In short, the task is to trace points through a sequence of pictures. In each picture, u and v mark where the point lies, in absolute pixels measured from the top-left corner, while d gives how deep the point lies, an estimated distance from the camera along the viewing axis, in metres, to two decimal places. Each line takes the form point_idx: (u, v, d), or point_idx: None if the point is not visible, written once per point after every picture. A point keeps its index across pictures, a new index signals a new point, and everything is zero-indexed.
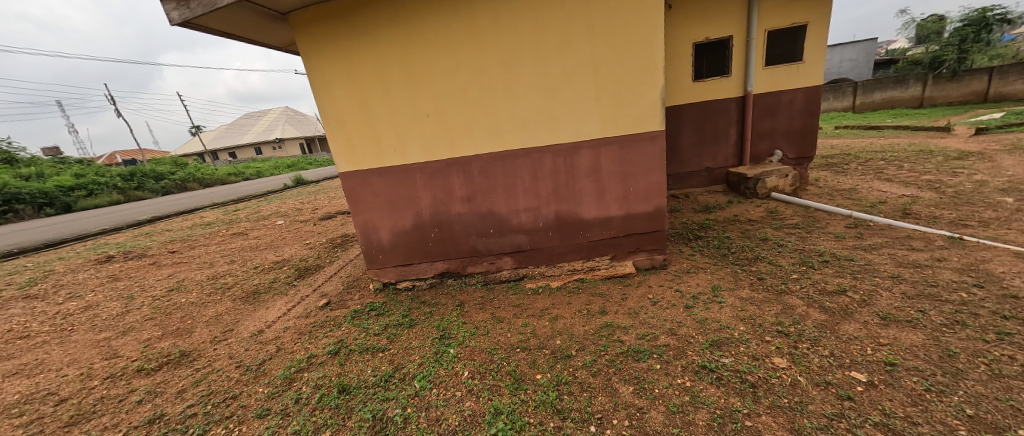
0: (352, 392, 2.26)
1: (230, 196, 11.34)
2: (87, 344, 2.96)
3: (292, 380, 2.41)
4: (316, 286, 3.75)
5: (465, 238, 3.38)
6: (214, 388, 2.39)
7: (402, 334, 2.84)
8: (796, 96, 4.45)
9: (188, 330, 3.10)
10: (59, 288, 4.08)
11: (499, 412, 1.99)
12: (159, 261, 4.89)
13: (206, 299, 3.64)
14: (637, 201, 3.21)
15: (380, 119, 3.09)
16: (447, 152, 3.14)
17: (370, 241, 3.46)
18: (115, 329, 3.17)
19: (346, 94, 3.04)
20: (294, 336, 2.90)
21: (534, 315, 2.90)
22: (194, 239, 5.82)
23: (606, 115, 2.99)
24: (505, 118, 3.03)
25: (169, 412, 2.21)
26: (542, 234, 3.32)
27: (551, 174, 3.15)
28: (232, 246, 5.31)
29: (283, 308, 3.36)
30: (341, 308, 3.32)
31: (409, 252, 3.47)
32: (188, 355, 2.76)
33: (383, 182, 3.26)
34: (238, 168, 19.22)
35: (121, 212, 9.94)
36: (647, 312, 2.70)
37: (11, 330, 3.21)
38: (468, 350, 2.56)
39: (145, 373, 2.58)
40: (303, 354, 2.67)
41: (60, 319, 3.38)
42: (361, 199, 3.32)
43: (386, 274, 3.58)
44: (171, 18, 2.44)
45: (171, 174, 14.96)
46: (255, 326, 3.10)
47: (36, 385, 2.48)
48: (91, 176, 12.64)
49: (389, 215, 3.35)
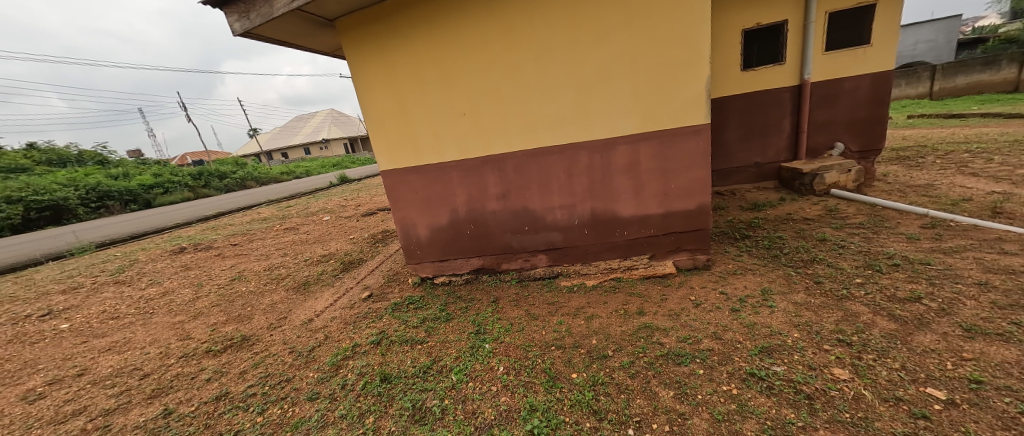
0: (393, 381, 2.37)
1: (283, 193, 12.24)
2: (166, 325, 3.32)
3: (339, 366, 2.57)
4: (360, 278, 3.95)
5: (499, 235, 3.41)
6: (271, 370, 2.59)
7: (439, 328, 2.93)
8: (861, 83, 4.05)
9: (248, 317, 3.37)
10: (142, 275, 4.60)
11: (535, 409, 2.00)
12: (223, 253, 5.36)
13: (263, 288, 3.94)
14: (678, 198, 3.08)
15: (418, 120, 3.18)
16: (481, 150, 3.18)
17: (408, 237, 3.59)
18: (188, 313, 3.52)
19: (386, 95, 3.16)
20: (339, 326, 3.08)
21: (569, 313, 2.88)
22: (252, 233, 6.33)
23: (645, 108, 2.89)
24: (539, 115, 3.02)
25: (233, 391, 2.42)
26: (577, 231, 3.27)
27: (587, 170, 3.09)
28: (285, 240, 5.71)
29: (330, 298, 3.57)
30: (382, 300, 3.47)
31: (445, 249, 3.56)
32: (248, 339, 3.00)
33: (420, 179, 3.35)
34: (290, 168, 20.67)
35: (193, 207, 11.05)
36: (689, 314, 2.59)
37: (105, 311, 3.67)
38: (503, 346, 2.58)
39: (213, 354, 2.85)
40: (348, 343, 2.83)
41: (143, 302, 3.81)
42: (400, 197, 3.45)
43: (423, 269, 3.69)
44: (234, 29, 2.67)
45: (233, 174, 16.35)
46: (305, 314, 3.32)
47: (125, 360, 2.81)
48: (167, 174, 14.07)
49: (426, 212, 3.45)
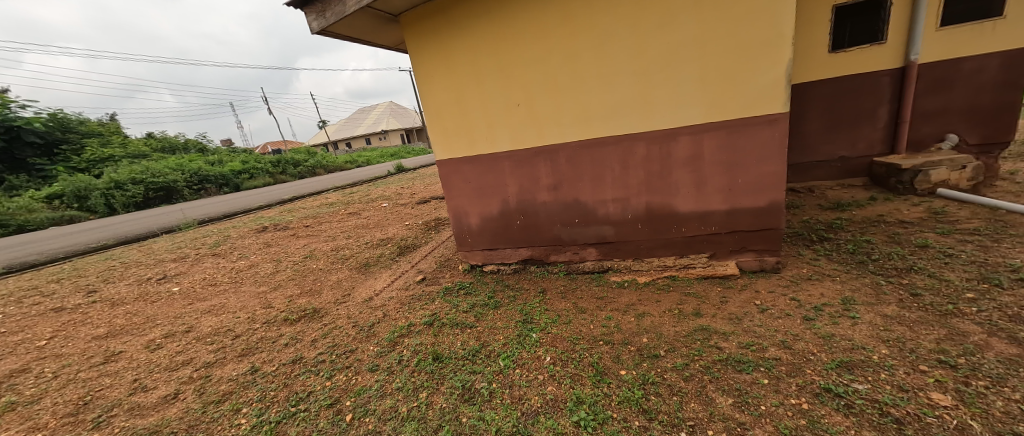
0: (445, 360, 2.49)
1: (347, 180, 13.24)
2: (252, 294, 3.78)
3: (396, 342, 2.75)
4: (415, 262, 4.18)
5: (549, 227, 3.40)
6: (337, 341, 2.85)
7: (488, 314, 3.02)
8: (988, 63, 3.42)
9: (318, 291, 3.73)
10: (233, 249, 5.26)
11: (582, 402, 1.99)
12: (297, 233, 5.95)
13: (330, 266, 4.32)
14: (745, 194, 2.85)
15: (473, 111, 3.25)
16: (534, 141, 3.17)
17: (460, 225, 3.71)
18: (269, 284, 3.98)
19: (444, 86, 3.26)
20: (396, 305, 3.29)
21: (619, 309, 2.81)
22: (321, 216, 6.94)
23: (713, 96, 2.69)
24: (595, 105, 2.94)
25: (306, 356, 2.70)
26: (630, 226, 3.16)
27: (645, 163, 2.96)
28: (348, 223, 6.19)
29: (388, 279, 3.83)
30: (434, 284, 3.65)
31: (494, 238, 3.63)
32: (318, 311, 3.33)
33: (473, 169, 3.44)
34: (353, 157, 22.24)
35: (272, 191, 12.36)
36: (753, 320, 2.41)
37: (205, 278, 4.27)
38: (550, 336, 2.60)
39: (290, 322, 3.19)
40: (404, 322, 3.03)
41: (235, 273, 4.37)
42: (454, 186, 3.56)
43: (473, 256, 3.81)
44: (312, 28, 2.90)
45: (305, 161, 17.97)
46: (367, 292, 3.60)
47: (221, 322, 3.26)
48: (251, 161, 15.85)
49: (478, 201, 3.54)
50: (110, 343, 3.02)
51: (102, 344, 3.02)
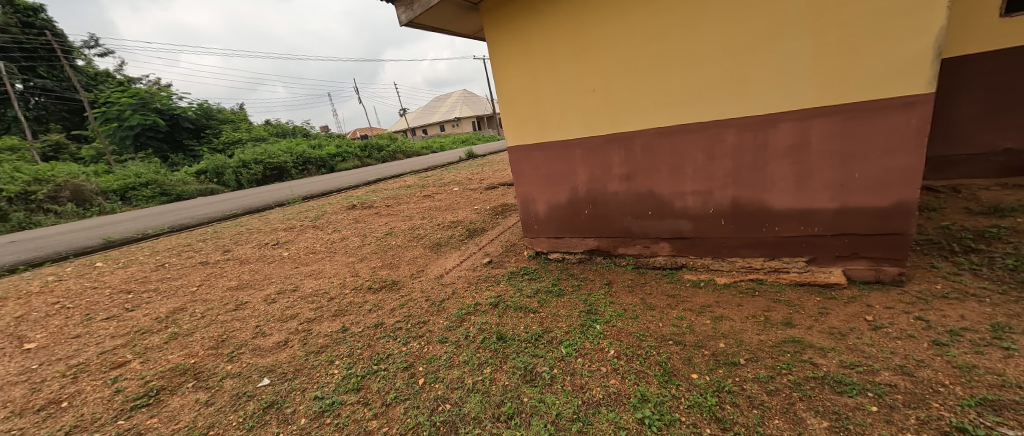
0: (508, 341, 2.58)
1: (422, 165, 14.16)
2: (343, 263, 4.29)
3: (463, 319, 2.92)
4: (482, 245, 4.35)
5: (619, 218, 3.28)
6: (412, 311, 3.12)
7: (551, 301, 3.04)
8: None
9: (396, 265, 4.10)
10: (328, 223, 6.00)
11: (647, 400, 1.92)
12: (380, 211, 6.57)
13: (407, 244, 4.71)
14: (861, 191, 2.43)
15: (547, 97, 3.23)
16: (608, 128, 3.05)
17: (527, 211, 3.76)
18: (357, 256, 4.47)
19: (519, 73, 3.28)
20: (464, 284, 3.48)
21: (693, 309, 2.63)
22: (400, 197, 7.54)
23: (830, 75, 2.31)
24: (679, 89, 2.71)
25: (386, 322, 3.00)
26: (711, 221, 2.91)
27: (734, 152, 2.67)
28: (423, 205, 6.64)
29: (457, 259, 4.05)
30: (500, 267, 3.76)
31: (561, 226, 3.61)
32: (396, 283, 3.66)
33: (543, 156, 3.43)
34: (428, 143, 23.65)
35: (359, 173, 13.73)
36: (861, 337, 2.08)
37: (307, 246, 4.95)
38: (615, 330, 2.53)
39: (373, 290, 3.57)
40: (471, 300, 3.19)
41: (329, 244, 4.99)
42: (524, 173, 3.60)
43: (538, 243, 3.84)
44: (401, 20, 3.11)
45: (387, 146, 19.59)
46: (438, 270, 3.85)
47: (319, 285, 3.76)
48: (343, 145, 17.74)
49: (546, 188, 3.53)
50: (239, 293, 3.68)
51: (233, 294, 3.68)
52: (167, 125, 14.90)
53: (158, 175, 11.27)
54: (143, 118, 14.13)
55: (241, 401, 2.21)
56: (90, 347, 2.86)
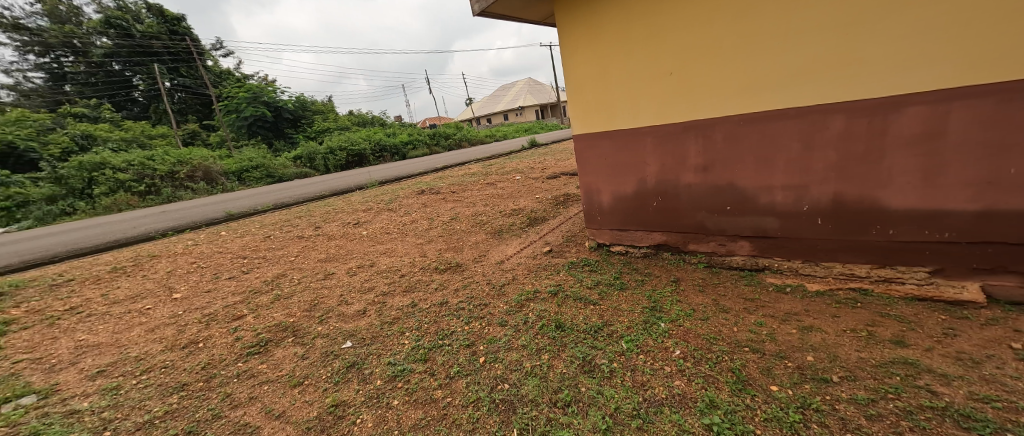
0: (566, 330, 2.58)
1: (486, 153, 14.54)
2: (413, 243, 4.63)
3: (523, 304, 2.98)
4: (543, 234, 4.37)
5: (692, 212, 3.06)
6: (474, 293, 3.26)
7: (613, 294, 2.96)
8: None
9: (461, 249, 4.30)
10: (401, 206, 6.47)
11: (715, 406, 1.79)
12: (446, 197, 6.92)
13: (470, 229, 4.91)
14: (1017, 190, 1.97)
15: (618, 83, 3.09)
16: (686, 114, 2.84)
17: (591, 202, 3.67)
18: (425, 238, 4.78)
19: (589, 58, 3.18)
20: (525, 271, 3.54)
21: (774, 316, 2.38)
22: (465, 184, 7.85)
23: (981, 46, 1.90)
24: (773, 69, 2.43)
25: (450, 301, 3.18)
26: (804, 220, 2.58)
27: (839, 142, 2.33)
28: (487, 192, 6.84)
29: (518, 247, 4.13)
30: (560, 257, 3.75)
31: (626, 218, 3.48)
32: (460, 266, 3.85)
33: (611, 144, 3.31)
34: (492, 132, 24.16)
35: (428, 160, 14.54)
36: (1002, 369, 1.71)
37: (382, 226, 5.41)
38: (682, 330, 2.39)
39: (439, 270, 3.80)
40: (531, 287, 3.24)
41: (401, 225, 5.40)
42: (589, 162, 3.51)
43: (601, 235, 3.75)
44: (474, 10, 3.18)
45: (453, 134, 20.43)
46: (499, 256, 3.97)
47: (392, 262, 4.11)
48: (414, 134, 18.87)
49: (612, 179, 3.41)
50: (327, 265, 4.16)
51: (322, 265, 4.18)
52: (272, 116, 17.18)
53: (264, 159, 13.09)
54: (254, 110, 16.43)
55: (329, 359, 2.53)
56: (218, 300, 3.47)
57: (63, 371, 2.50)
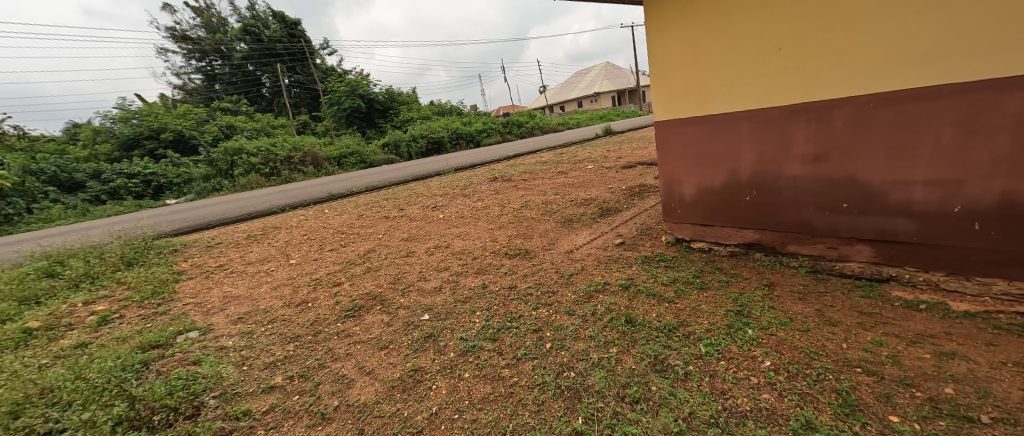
0: (637, 326, 2.48)
1: (558, 141, 14.39)
2: (486, 228, 4.82)
3: (591, 296, 2.94)
4: (615, 226, 4.21)
5: (795, 209, 2.70)
6: (542, 280, 3.30)
7: (691, 293, 2.76)
8: None
9: (530, 236, 4.36)
10: (474, 192, 6.76)
11: (813, 427, 1.58)
12: (517, 184, 7.03)
13: (540, 217, 4.94)
14: None
15: (713, 62, 2.82)
16: (796, 96, 2.49)
17: (671, 194, 3.43)
18: (496, 223, 4.94)
19: (679, 37, 2.93)
20: (594, 262, 3.47)
21: (899, 337, 2.00)
22: (536, 172, 7.89)
23: None
24: (921, 38, 2.02)
25: (519, 286, 3.26)
26: (951, 223, 2.13)
27: (1016, 126, 1.86)
28: (558, 181, 6.79)
29: (588, 237, 4.05)
30: (633, 250, 3.60)
31: (711, 213, 3.19)
32: (529, 253, 3.91)
33: (699, 132, 3.04)
34: (564, 120, 23.76)
35: (500, 148, 14.88)
36: None
37: (458, 211, 5.72)
38: (774, 340, 2.14)
39: (508, 256, 3.91)
40: (600, 279, 3.17)
41: (475, 210, 5.65)
42: (672, 151, 3.27)
43: (680, 230, 3.49)
44: None
45: (526, 123, 20.55)
46: (569, 245, 3.94)
47: (465, 245, 4.33)
48: (488, 123, 19.41)
49: (698, 169, 3.14)
50: (409, 244, 4.55)
51: (405, 244, 4.58)
52: (366, 107, 19.08)
53: (358, 146, 14.64)
54: (351, 101, 18.40)
55: (410, 328, 2.78)
56: (322, 268, 4.03)
57: (215, 314, 3.14)
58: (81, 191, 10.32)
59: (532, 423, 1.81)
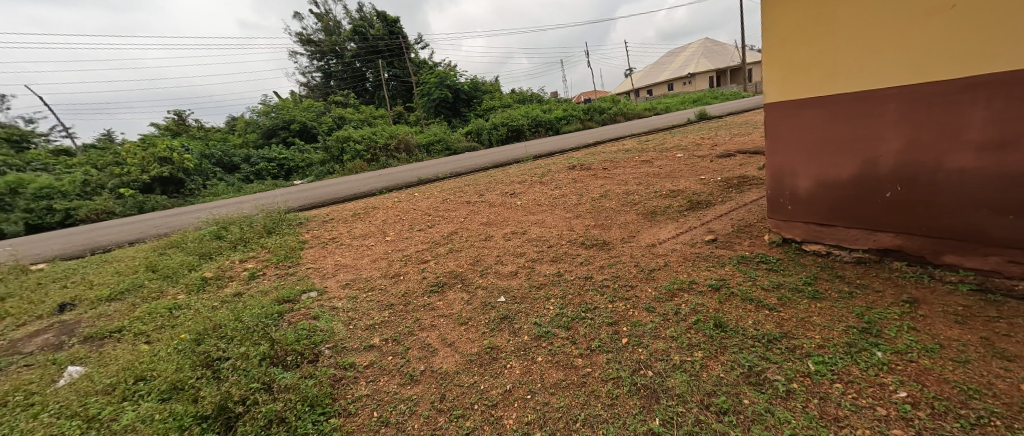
0: (729, 332, 2.25)
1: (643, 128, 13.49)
2: (562, 217, 4.78)
3: (675, 294, 2.74)
4: (706, 221, 3.83)
5: (957, 210, 2.18)
6: (620, 274, 3.17)
7: (799, 302, 2.40)
8: None
9: (609, 227, 4.21)
10: (552, 180, 6.74)
11: None
12: (597, 173, 6.81)
13: (620, 207, 4.73)
14: None
15: (851, 32, 2.40)
16: (971, 66, 1.99)
17: (781, 187, 3.03)
18: (573, 212, 4.87)
19: (805, 5, 2.55)
20: (680, 259, 3.22)
21: None
22: (617, 161, 7.53)
23: None
24: None
25: (595, 277, 3.19)
26: None
27: None
28: (641, 170, 6.40)
29: (674, 231, 3.76)
30: (726, 248, 3.24)
31: (833, 210, 2.74)
32: (607, 244, 3.79)
33: (824, 115, 2.63)
34: (651, 105, 22.12)
35: (580, 136, 14.51)
36: None
37: (535, 198, 5.77)
38: (915, 369, 1.76)
39: (585, 246, 3.84)
40: (686, 277, 2.93)
41: (552, 198, 5.64)
42: (786, 137, 2.88)
43: (790, 229, 3.07)
44: None
45: (608, 109, 19.65)
46: (651, 238, 3.71)
47: (541, 232, 4.37)
48: (568, 110, 19.03)
49: (818, 159, 2.73)
50: (488, 228, 4.75)
51: (484, 228, 4.79)
52: (452, 97, 20.17)
53: (444, 135, 15.61)
54: (439, 92, 19.61)
55: (487, 308, 2.93)
56: (412, 246, 4.44)
57: (329, 279, 3.70)
58: (237, 172, 12.90)
59: (605, 416, 1.79)
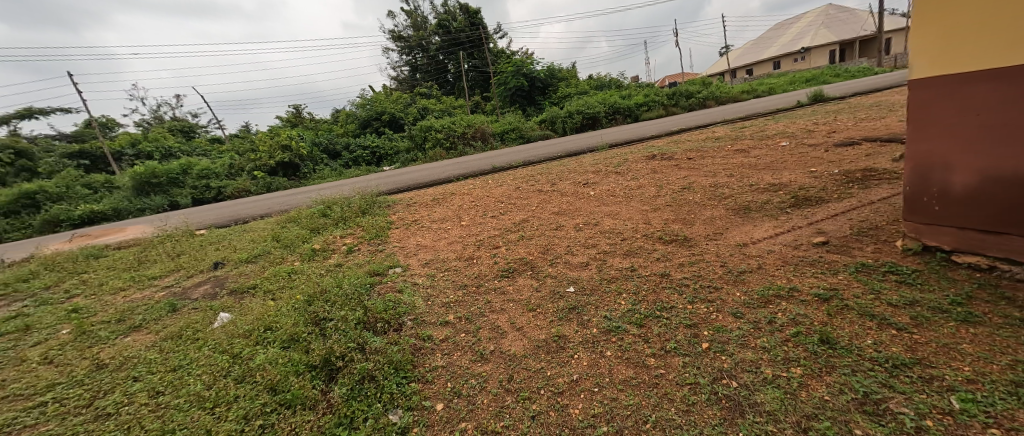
0: (838, 350, 1.94)
1: (739, 113, 12.00)
2: (639, 209, 4.54)
3: (770, 301, 2.43)
4: (814, 221, 3.31)
5: None
6: (703, 273, 2.92)
7: (941, 325, 1.96)
8: None
9: (691, 222, 3.88)
10: (629, 170, 6.40)
11: None
12: (680, 163, 6.29)
13: (706, 201, 4.31)
14: None
15: None
16: None
17: (925, 183, 2.50)
18: (651, 205, 4.58)
19: None
20: (777, 262, 2.84)
21: None
22: (705, 150, 6.85)
23: None
24: None
25: (673, 275, 2.98)
26: None
27: None
28: (734, 161, 5.73)
29: (771, 230, 3.32)
30: (840, 253, 2.77)
31: (1002, 214, 2.18)
32: (689, 240, 3.50)
33: (997, 92, 2.09)
34: (749, 87, 19.54)
35: (662, 123, 13.48)
36: None
37: (610, 189, 5.55)
38: None
39: (663, 241, 3.60)
40: (785, 283, 2.58)
41: (628, 189, 5.37)
42: (938, 121, 2.37)
43: (936, 234, 2.52)
44: None
45: (697, 93, 17.86)
46: (742, 237, 3.33)
47: (615, 224, 4.20)
48: (650, 95, 17.75)
49: (985, 148, 2.19)
50: (559, 217, 4.72)
51: (555, 217, 4.77)
52: (528, 86, 20.20)
53: (518, 123, 15.76)
54: (515, 81, 19.77)
55: (555, 297, 2.93)
56: (485, 231, 4.62)
57: (411, 257, 4.04)
58: (339, 158, 14.68)
59: (678, 421, 1.68)
